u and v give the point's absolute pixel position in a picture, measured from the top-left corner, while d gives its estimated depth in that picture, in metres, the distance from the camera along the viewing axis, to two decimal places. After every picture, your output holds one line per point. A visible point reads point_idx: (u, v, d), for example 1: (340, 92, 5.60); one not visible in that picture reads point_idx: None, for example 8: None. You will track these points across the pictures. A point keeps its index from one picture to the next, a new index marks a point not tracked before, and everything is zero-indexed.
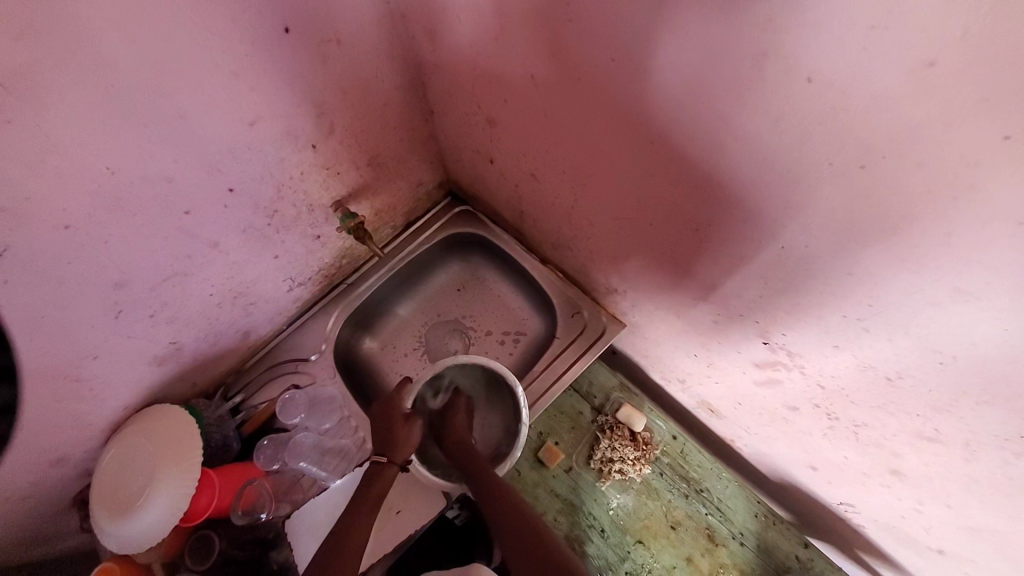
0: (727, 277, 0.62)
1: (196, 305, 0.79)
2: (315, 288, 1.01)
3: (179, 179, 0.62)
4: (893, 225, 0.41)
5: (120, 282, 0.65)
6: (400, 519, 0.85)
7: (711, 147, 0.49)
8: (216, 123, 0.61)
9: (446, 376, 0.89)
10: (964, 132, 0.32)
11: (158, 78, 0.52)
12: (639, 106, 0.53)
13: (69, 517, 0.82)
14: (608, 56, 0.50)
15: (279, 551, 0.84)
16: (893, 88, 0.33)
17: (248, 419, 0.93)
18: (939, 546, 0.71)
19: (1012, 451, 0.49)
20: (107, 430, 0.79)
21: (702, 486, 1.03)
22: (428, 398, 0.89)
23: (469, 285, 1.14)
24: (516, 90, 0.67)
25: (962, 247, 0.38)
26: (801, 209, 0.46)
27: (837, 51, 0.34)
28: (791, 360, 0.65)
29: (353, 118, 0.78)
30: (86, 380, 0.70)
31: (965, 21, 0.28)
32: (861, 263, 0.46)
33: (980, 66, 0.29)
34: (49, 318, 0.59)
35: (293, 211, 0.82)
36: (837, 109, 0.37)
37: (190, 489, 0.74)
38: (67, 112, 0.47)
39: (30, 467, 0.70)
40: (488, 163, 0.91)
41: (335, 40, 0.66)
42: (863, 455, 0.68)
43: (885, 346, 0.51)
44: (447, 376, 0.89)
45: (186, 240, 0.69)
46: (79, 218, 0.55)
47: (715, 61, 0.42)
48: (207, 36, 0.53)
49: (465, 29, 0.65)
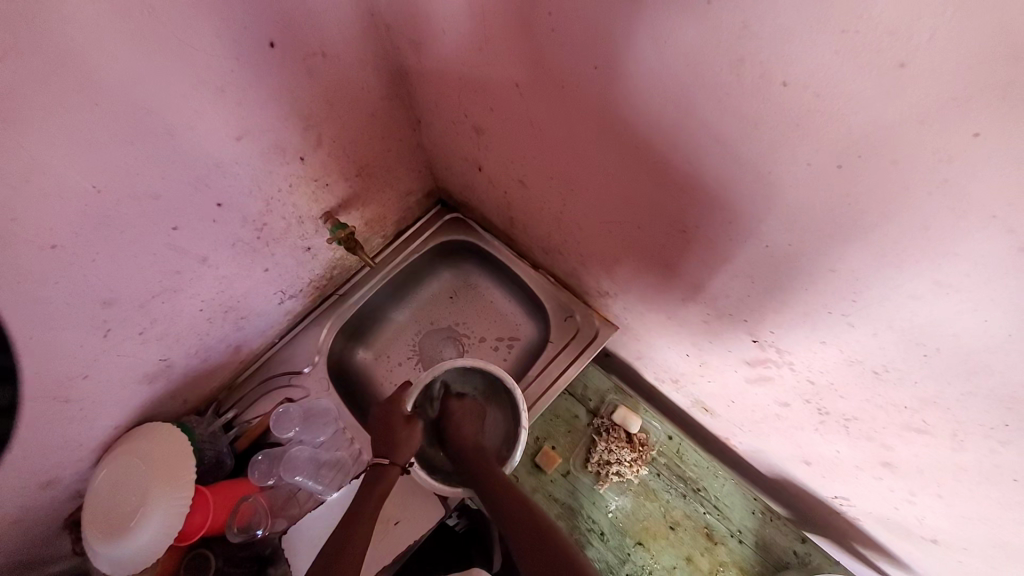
0: (716, 277, 0.63)
1: (186, 321, 0.78)
2: (305, 300, 1.01)
3: (166, 195, 0.62)
4: (873, 223, 0.42)
5: (108, 300, 0.64)
6: (399, 530, 0.85)
7: (693, 150, 0.50)
8: (203, 139, 0.61)
9: (438, 383, 0.90)
10: (939, 129, 0.33)
11: (143, 94, 0.52)
12: (623, 111, 0.53)
13: (60, 541, 0.80)
14: (591, 65, 0.51)
15: (277, 567, 0.83)
16: (869, 89, 0.34)
17: (242, 434, 0.92)
18: (932, 536, 0.72)
19: (997, 440, 0.50)
20: (97, 451, 0.78)
21: (698, 485, 1.04)
22: (427, 406, 0.91)
23: (462, 292, 1.14)
24: (502, 98, 0.68)
25: (942, 243, 0.39)
26: (783, 209, 0.47)
27: (813, 56, 0.35)
28: (780, 357, 0.66)
29: (339, 130, 0.78)
30: (76, 400, 0.69)
31: (931, 24, 0.30)
32: (846, 261, 0.46)
33: (947, 67, 0.30)
34: (36, 339, 0.59)
35: (282, 224, 0.81)
36: (815, 114, 0.38)
37: (186, 512, 0.74)
38: (51, 132, 0.47)
39: (21, 490, 0.69)
40: (476, 171, 0.92)
41: (320, 53, 0.66)
42: (855, 448, 0.69)
43: (870, 340, 0.52)
44: (440, 381, 0.90)
45: (175, 256, 0.68)
46: (66, 237, 0.55)
47: (695, 67, 0.43)
48: (192, 52, 0.53)
49: (449, 40, 0.65)
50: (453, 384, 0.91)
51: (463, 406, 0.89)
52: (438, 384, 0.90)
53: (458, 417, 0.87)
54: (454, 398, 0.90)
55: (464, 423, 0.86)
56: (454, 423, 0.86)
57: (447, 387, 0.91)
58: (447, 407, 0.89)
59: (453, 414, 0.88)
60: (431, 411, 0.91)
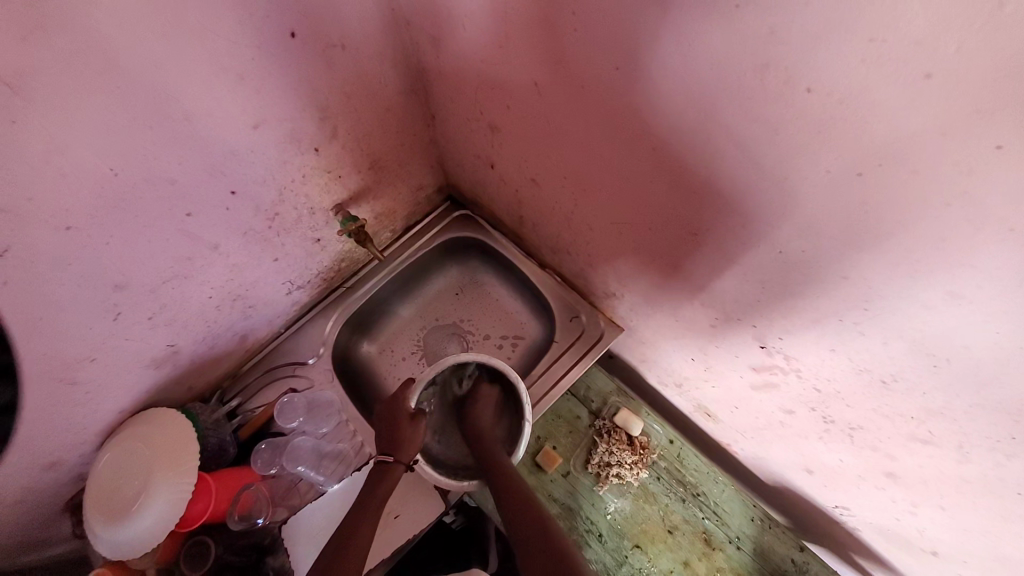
0: (726, 282, 0.63)
1: (194, 308, 0.78)
2: (313, 292, 1.01)
3: (182, 181, 0.62)
4: (889, 232, 0.42)
5: (120, 284, 0.65)
6: (399, 524, 0.85)
7: (713, 153, 0.50)
8: (219, 126, 0.61)
9: (470, 365, 0.91)
10: (958, 140, 0.33)
11: (163, 81, 0.52)
12: (642, 112, 0.53)
13: (61, 522, 0.81)
14: (612, 65, 0.51)
15: (275, 557, 0.84)
16: (891, 98, 0.34)
17: (245, 423, 0.93)
18: (932, 548, 0.72)
19: (1003, 453, 0.50)
20: (102, 433, 0.79)
21: (698, 490, 1.04)
22: (455, 383, 0.93)
23: (467, 289, 1.14)
24: (519, 97, 0.68)
25: (959, 254, 0.39)
26: (800, 216, 0.47)
27: (836, 65, 0.36)
28: (787, 364, 0.66)
29: (354, 122, 0.79)
30: (84, 382, 0.70)
31: (959, 35, 0.30)
32: (859, 268, 0.46)
33: (975, 78, 0.30)
34: (47, 319, 0.59)
35: (293, 214, 0.82)
36: (836, 121, 0.38)
37: (186, 500, 0.74)
38: (71, 114, 0.48)
39: (25, 469, 0.70)
40: (488, 169, 0.92)
41: (338, 46, 0.67)
42: (857, 457, 0.69)
43: (880, 348, 0.52)
44: (472, 364, 0.91)
45: (187, 242, 0.68)
46: (81, 220, 0.55)
47: (718, 69, 0.43)
48: (213, 40, 0.53)
49: (468, 36, 0.65)
50: (484, 370, 0.92)
51: (486, 392, 0.89)
52: (470, 367, 0.91)
53: (480, 402, 0.88)
54: (482, 381, 0.91)
55: (483, 411, 0.87)
56: (474, 408, 0.87)
57: (477, 373, 0.92)
58: (472, 390, 0.91)
59: (475, 398, 0.88)
60: (457, 388, 0.93)
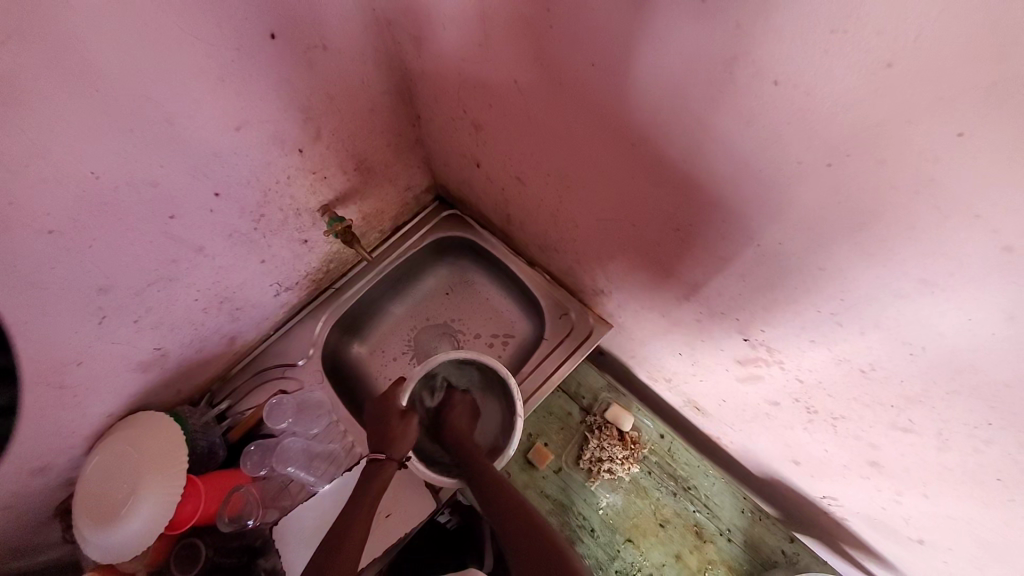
0: (709, 276, 0.64)
1: (181, 311, 0.78)
2: (301, 293, 1.01)
3: (164, 183, 0.62)
4: (864, 221, 0.42)
5: (104, 288, 0.64)
6: (390, 523, 0.85)
7: (690, 148, 0.50)
8: (202, 128, 0.61)
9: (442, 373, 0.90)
10: (921, 130, 0.34)
11: (144, 83, 0.52)
12: (621, 109, 0.54)
13: (49, 528, 0.80)
14: (589, 63, 0.52)
15: (266, 558, 0.84)
16: (857, 86, 0.35)
17: (235, 425, 0.93)
18: (918, 536, 0.73)
19: (980, 440, 0.51)
20: (89, 438, 0.78)
21: (689, 484, 1.04)
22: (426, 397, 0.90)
23: (457, 288, 1.15)
24: (501, 95, 0.68)
25: (929, 243, 0.39)
26: (777, 210, 0.48)
27: (802, 58, 0.36)
28: (770, 355, 0.66)
29: (338, 123, 0.79)
30: (70, 386, 0.69)
31: (917, 25, 0.30)
32: (835, 260, 0.47)
33: (934, 66, 0.31)
34: (30, 324, 0.59)
35: (279, 215, 0.81)
36: (805, 113, 0.39)
37: (158, 530, 0.72)
38: (49, 116, 0.47)
39: (12, 475, 0.69)
40: (474, 167, 0.92)
41: (320, 46, 0.67)
42: (842, 447, 0.70)
43: (859, 340, 0.53)
44: (441, 374, 0.90)
45: (171, 244, 0.68)
46: (63, 223, 0.55)
47: (691, 65, 0.43)
48: (193, 42, 0.53)
49: (449, 35, 0.66)
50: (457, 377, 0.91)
51: (461, 400, 0.89)
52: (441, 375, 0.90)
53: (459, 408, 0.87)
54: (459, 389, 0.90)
55: (462, 417, 0.87)
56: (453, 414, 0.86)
57: (448, 381, 0.91)
58: (446, 400, 0.90)
59: (450, 407, 0.88)
60: (432, 400, 0.90)
